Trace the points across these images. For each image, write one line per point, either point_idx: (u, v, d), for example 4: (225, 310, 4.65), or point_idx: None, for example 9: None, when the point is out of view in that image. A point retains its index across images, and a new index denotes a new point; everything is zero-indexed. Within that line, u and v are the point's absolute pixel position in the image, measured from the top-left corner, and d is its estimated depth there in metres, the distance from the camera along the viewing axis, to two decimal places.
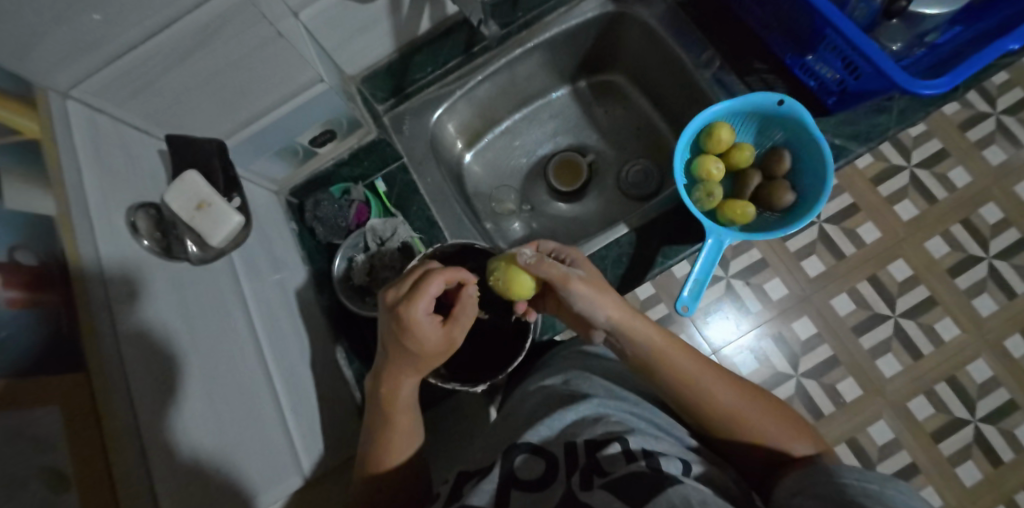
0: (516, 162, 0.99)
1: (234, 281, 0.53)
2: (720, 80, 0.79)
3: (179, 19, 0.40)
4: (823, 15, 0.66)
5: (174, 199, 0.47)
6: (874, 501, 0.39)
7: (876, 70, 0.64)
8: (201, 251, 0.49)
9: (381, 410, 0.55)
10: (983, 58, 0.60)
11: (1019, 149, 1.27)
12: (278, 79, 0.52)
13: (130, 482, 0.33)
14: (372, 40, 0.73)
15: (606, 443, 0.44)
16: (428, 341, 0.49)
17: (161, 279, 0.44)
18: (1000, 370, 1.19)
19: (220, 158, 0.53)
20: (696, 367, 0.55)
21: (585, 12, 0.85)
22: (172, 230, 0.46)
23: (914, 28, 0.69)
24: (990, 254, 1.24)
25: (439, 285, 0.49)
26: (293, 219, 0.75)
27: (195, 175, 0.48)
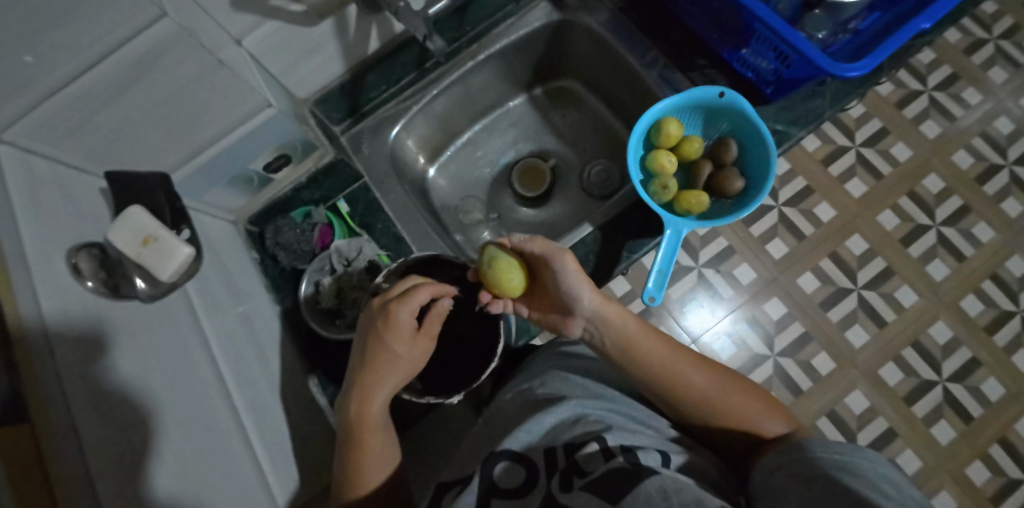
0: (479, 173, 1.00)
1: (192, 317, 0.52)
2: (665, 78, 0.82)
3: (116, 49, 0.39)
4: (748, 10, 0.67)
5: (119, 237, 0.43)
6: (849, 475, 0.41)
7: (802, 58, 0.67)
8: (151, 287, 0.45)
9: (353, 431, 0.54)
10: (898, 39, 0.63)
11: (952, 122, 1.34)
12: (223, 107, 0.51)
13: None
14: (320, 63, 0.72)
15: (585, 444, 0.44)
16: (409, 346, 0.55)
17: (112, 320, 0.42)
18: (959, 331, 1.25)
19: (164, 190, 0.51)
20: (667, 352, 0.56)
21: (532, 23, 0.86)
22: (118, 269, 0.43)
23: (836, 17, 0.70)
24: (937, 222, 1.30)
25: (428, 293, 0.56)
26: (253, 248, 0.73)
27: (139, 210, 0.44)
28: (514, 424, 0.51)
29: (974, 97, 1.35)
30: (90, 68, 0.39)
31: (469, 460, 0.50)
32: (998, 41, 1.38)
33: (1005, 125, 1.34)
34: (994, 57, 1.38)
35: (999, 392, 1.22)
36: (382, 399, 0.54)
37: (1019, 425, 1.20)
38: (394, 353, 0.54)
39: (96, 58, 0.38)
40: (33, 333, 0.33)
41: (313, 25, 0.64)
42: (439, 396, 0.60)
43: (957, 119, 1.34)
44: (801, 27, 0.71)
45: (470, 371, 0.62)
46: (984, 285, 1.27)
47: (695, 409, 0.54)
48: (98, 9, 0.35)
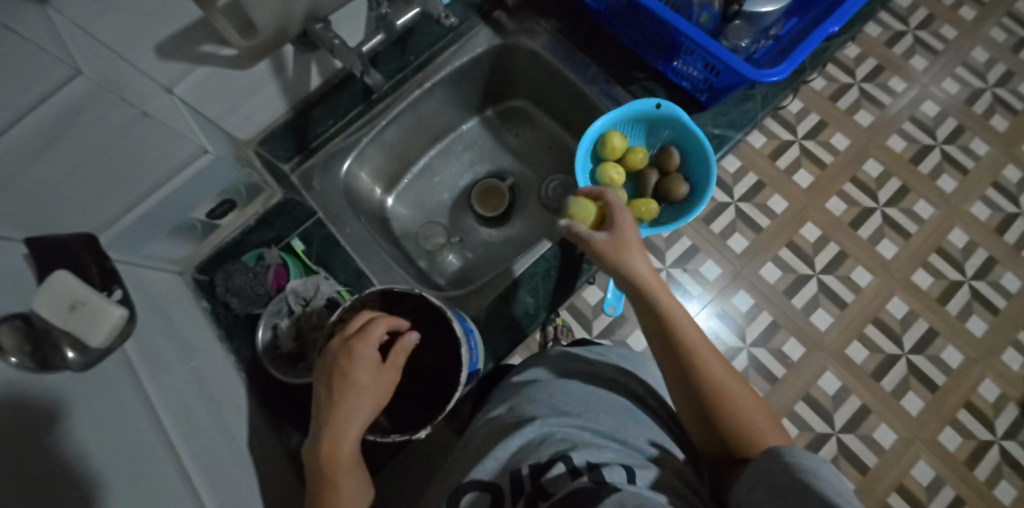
0: (438, 198, 0.99)
1: (134, 381, 0.49)
2: (607, 92, 0.84)
3: (43, 102, 0.37)
4: (673, 26, 0.70)
5: (44, 304, 0.39)
6: (822, 482, 0.42)
7: (727, 67, 0.69)
8: (81, 356, 0.42)
9: (320, 475, 0.52)
10: (810, 44, 0.66)
11: (883, 109, 1.41)
12: (153, 158, 0.50)
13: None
14: (260, 104, 0.71)
15: (550, 465, 0.45)
16: (370, 380, 0.53)
17: (46, 395, 0.38)
18: (915, 304, 1.30)
19: (90, 251, 0.48)
20: (701, 339, 0.58)
21: (474, 48, 0.88)
22: (46, 340, 0.39)
23: (756, 26, 0.73)
24: (881, 203, 1.35)
25: (385, 324, 0.55)
26: (203, 297, 0.70)
27: (65, 274, 0.40)
28: (484, 451, 0.51)
29: (899, 85, 1.43)
30: (15, 124, 0.36)
31: (439, 493, 0.51)
32: (915, 32, 1.47)
33: (931, 109, 1.42)
34: (913, 46, 1.46)
35: (959, 358, 1.27)
36: (351, 439, 0.52)
37: (981, 388, 1.25)
38: (357, 388, 0.52)
39: (18, 115, 0.36)
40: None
41: (248, 68, 0.64)
42: (408, 431, 0.58)
43: (887, 107, 1.41)
44: (723, 38, 0.74)
45: (435, 402, 0.60)
46: (932, 259, 1.32)
47: (707, 394, 0.55)
48: (10, 70, 0.34)
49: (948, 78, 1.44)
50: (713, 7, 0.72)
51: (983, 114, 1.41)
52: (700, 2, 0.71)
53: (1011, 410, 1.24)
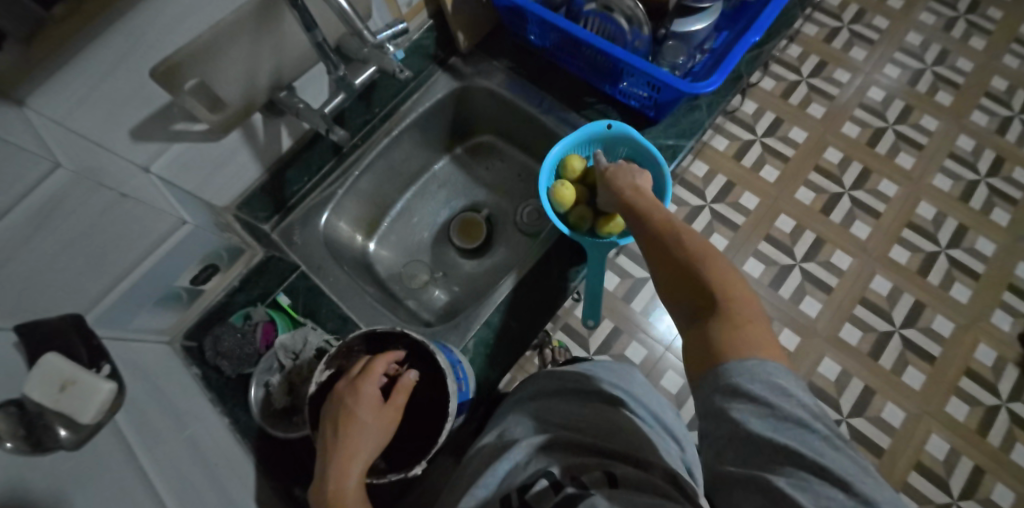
0: (419, 237, 1.02)
1: (129, 455, 0.49)
2: (563, 119, 0.88)
3: (28, 194, 0.40)
4: (610, 54, 0.73)
5: (35, 389, 0.38)
6: (743, 402, 0.43)
7: (666, 84, 0.73)
8: (75, 434, 0.40)
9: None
10: (737, 55, 0.71)
11: (832, 100, 1.48)
12: (136, 234, 0.53)
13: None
14: (236, 171, 0.75)
15: (534, 481, 0.46)
16: (372, 414, 0.55)
17: (39, 474, 0.39)
18: (897, 280, 1.33)
19: (79, 334, 0.45)
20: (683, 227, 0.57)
21: (435, 94, 0.93)
22: (39, 422, 0.38)
23: (690, 44, 0.77)
24: (847, 188, 1.40)
25: (384, 361, 0.58)
26: (193, 364, 0.71)
27: (55, 356, 0.40)
28: (474, 481, 0.52)
29: (844, 76, 1.50)
30: (6, 214, 0.39)
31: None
32: (850, 26, 1.55)
33: (878, 94, 1.48)
34: (851, 39, 1.54)
35: (950, 327, 1.29)
36: (356, 476, 0.51)
37: (978, 354, 1.27)
38: (359, 423, 0.54)
39: (9, 206, 0.39)
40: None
41: (220, 138, 0.67)
42: (403, 469, 0.59)
43: (835, 97, 1.48)
44: (661, 58, 0.78)
45: (428, 439, 0.61)
46: (906, 234, 1.36)
47: (670, 256, 0.55)
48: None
49: (888, 64, 1.51)
50: (644, 32, 0.74)
51: (927, 92, 1.48)
52: (631, 30, 0.74)
53: (1010, 372, 1.25)
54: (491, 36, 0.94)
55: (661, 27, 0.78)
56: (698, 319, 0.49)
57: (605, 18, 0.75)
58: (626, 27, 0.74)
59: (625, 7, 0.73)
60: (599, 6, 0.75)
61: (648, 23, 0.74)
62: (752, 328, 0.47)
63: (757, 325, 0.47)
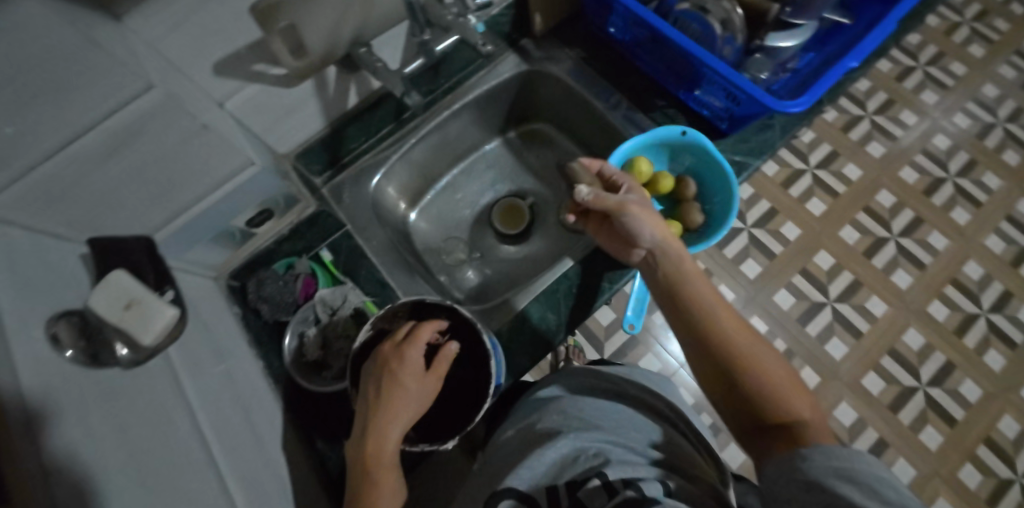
0: (460, 214, 1.01)
1: (174, 381, 0.49)
2: (630, 118, 0.86)
3: (110, 117, 0.41)
4: (697, 57, 0.71)
5: (101, 303, 0.44)
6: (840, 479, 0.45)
7: (749, 97, 0.70)
8: (132, 354, 0.46)
9: (366, 474, 0.53)
10: (832, 76, 0.68)
11: (894, 141, 1.43)
12: (207, 168, 0.53)
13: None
14: (302, 120, 0.75)
15: (585, 480, 0.47)
16: (416, 381, 0.54)
17: (91, 392, 0.40)
18: (931, 336, 1.29)
19: (147, 254, 0.54)
20: (720, 309, 0.63)
21: (502, 73, 0.91)
22: (99, 335, 0.43)
23: (775, 59, 0.76)
24: (894, 234, 1.36)
25: (431, 329, 0.58)
26: (236, 303, 0.72)
27: (122, 276, 0.45)
28: (514, 464, 0.52)
29: (910, 118, 1.45)
30: (83, 135, 0.40)
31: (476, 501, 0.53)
32: (925, 67, 1.50)
33: (943, 142, 1.43)
34: (923, 82, 1.49)
35: (977, 393, 1.25)
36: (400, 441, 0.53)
37: (1001, 425, 1.23)
38: (405, 390, 0.54)
39: (84, 129, 0.40)
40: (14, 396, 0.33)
41: (293, 85, 0.67)
42: (435, 441, 0.60)
43: (898, 139, 1.43)
44: (745, 70, 0.76)
45: (462, 415, 0.60)
46: (947, 291, 1.32)
47: (721, 346, 0.60)
48: (90, 81, 0.38)
49: (959, 113, 1.46)
50: (738, 42, 0.72)
51: (995, 148, 1.43)
52: (723, 37, 0.72)
53: None
54: (567, 22, 0.92)
55: (755, 38, 0.75)
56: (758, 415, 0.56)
57: (696, 20, 0.73)
58: (719, 32, 0.72)
59: (721, 10, 0.71)
60: (692, 5, 0.73)
61: (743, 32, 0.72)
62: (807, 423, 0.54)
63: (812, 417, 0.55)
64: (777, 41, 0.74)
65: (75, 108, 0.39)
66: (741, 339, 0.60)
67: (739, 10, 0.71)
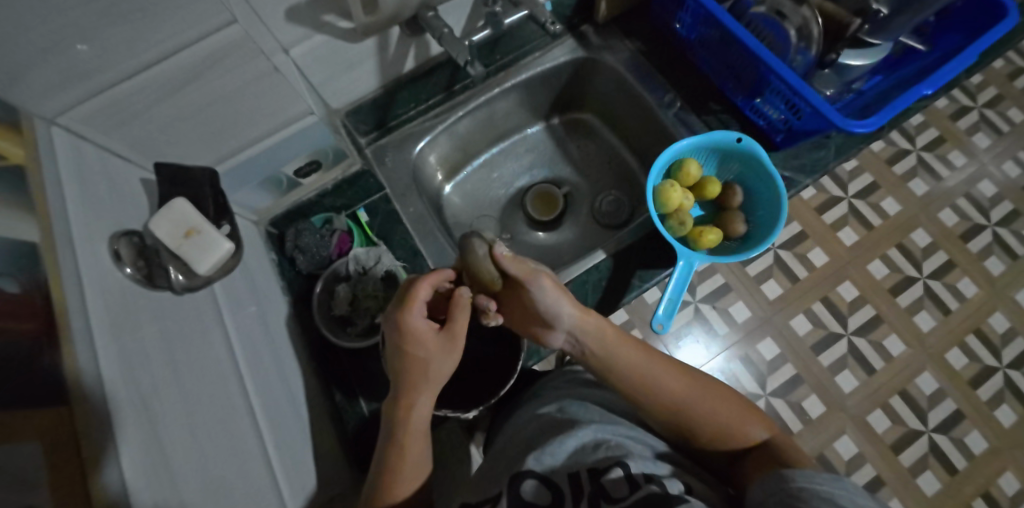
0: (494, 194, 0.99)
1: (216, 310, 0.55)
2: (682, 119, 0.85)
3: (180, 51, 0.42)
4: (767, 62, 0.71)
5: (162, 228, 0.49)
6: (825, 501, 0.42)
7: (814, 111, 0.70)
8: (186, 280, 0.50)
9: (393, 438, 0.54)
10: (905, 101, 0.67)
11: (938, 181, 1.39)
12: (268, 112, 0.54)
13: (104, 493, 0.33)
14: (357, 78, 0.74)
15: (608, 468, 0.48)
16: (429, 343, 0.54)
17: (145, 309, 0.45)
18: (945, 382, 1.25)
19: (212, 186, 0.55)
20: (639, 360, 0.58)
21: (557, 58, 0.89)
22: (155, 258, 0.47)
23: (843, 77, 0.76)
24: (923, 274, 1.32)
25: (428, 286, 0.54)
26: (272, 250, 0.74)
27: (184, 204, 0.50)
28: (536, 447, 0.53)
29: (959, 160, 1.41)
30: (153, 66, 0.42)
31: (496, 479, 0.53)
32: (982, 109, 1.46)
33: (988, 189, 1.40)
34: (978, 123, 1.45)
35: (983, 446, 1.22)
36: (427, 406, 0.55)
37: (1001, 480, 1.21)
38: (422, 356, 0.54)
39: (150, 63, 0.42)
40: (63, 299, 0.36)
41: (357, 41, 0.66)
42: (456, 409, 0.64)
43: (943, 179, 1.39)
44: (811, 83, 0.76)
45: (483, 391, 0.65)
46: (968, 340, 1.29)
47: (659, 409, 0.56)
48: (168, 16, 0.39)
49: (1009, 160, 1.42)
50: (810, 53, 0.72)
51: None
52: (797, 46, 0.72)
53: None
54: (630, 14, 0.91)
55: (831, 52, 0.73)
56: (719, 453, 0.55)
57: (771, 25, 0.73)
58: (793, 41, 0.72)
59: (799, 17, 0.70)
60: (768, 9, 0.73)
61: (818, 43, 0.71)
62: (758, 454, 0.53)
63: (764, 449, 0.53)
64: (848, 59, 0.74)
65: (143, 43, 0.40)
66: (675, 390, 0.56)
67: (819, 20, 0.70)
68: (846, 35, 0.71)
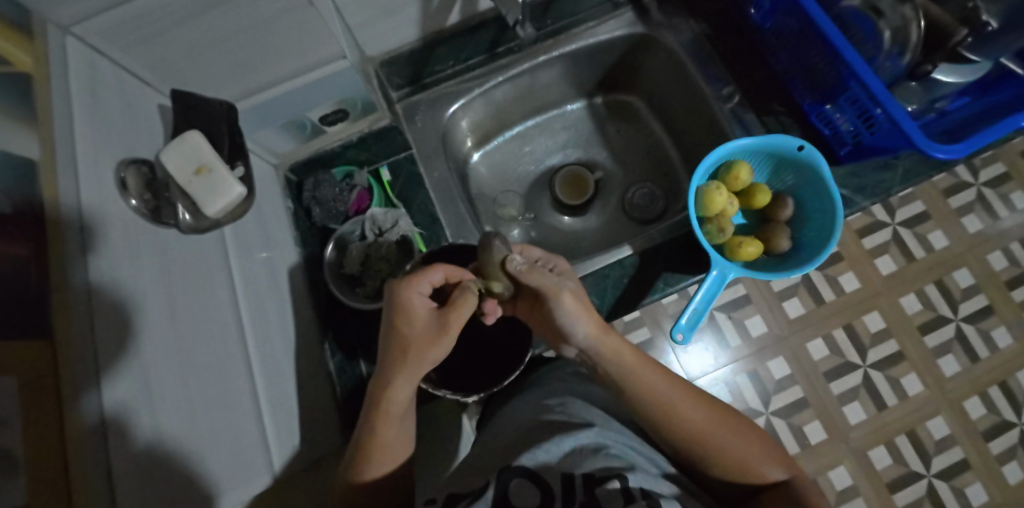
0: (523, 169, 0.94)
1: (223, 255, 0.52)
2: (738, 116, 0.79)
3: None
4: (849, 65, 0.65)
5: (172, 159, 0.46)
6: None
7: (894, 127, 0.64)
8: (193, 220, 0.47)
9: (376, 416, 0.52)
10: (996, 131, 0.62)
11: (995, 221, 1.20)
12: (301, 50, 0.51)
13: (79, 426, 0.31)
14: (397, 25, 0.69)
15: (605, 480, 0.44)
16: (421, 324, 0.51)
17: (147, 243, 0.42)
18: (958, 429, 1.12)
19: (227, 122, 0.51)
20: (660, 383, 0.54)
21: (611, 31, 0.83)
22: (163, 192, 0.44)
23: (929, 93, 0.72)
24: (959, 316, 1.16)
25: (436, 273, 0.52)
26: (289, 197, 0.71)
27: (198, 138, 0.47)
28: (530, 444, 0.50)
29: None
30: None
31: (484, 471, 0.50)
32: None
33: None
34: None
35: (983, 499, 1.10)
36: (409, 389, 0.51)
37: None
38: (407, 335, 0.51)
39: None
40: (67, 220, 0.34)
41: None
42: (456, 391, 0.61)
43: (1000, 219, 1.20)
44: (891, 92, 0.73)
45: (486, 376, 0.63)
46: (990, 390, 1.14)
47: (677, 437, 0.52)
48: None
49: None
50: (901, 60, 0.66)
51: None
52: (888, 50, 0.66)
53: None
54: None
55: (927, 63, 0.68)
56: (735, 487, 0.52)
57: (865, 23, 0.68)
58: (885, 45, 0.66)
59: (898, 17, 0.64)
60: (864, 7, 0.67)
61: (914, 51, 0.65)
62: (777, 493, 0.51)
63: (781, 488, 0.51)
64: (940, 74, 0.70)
65: None
66: (698, 421, 0.52)
67: (921, 23, 0.64)
68: (947, 46, 0.65)
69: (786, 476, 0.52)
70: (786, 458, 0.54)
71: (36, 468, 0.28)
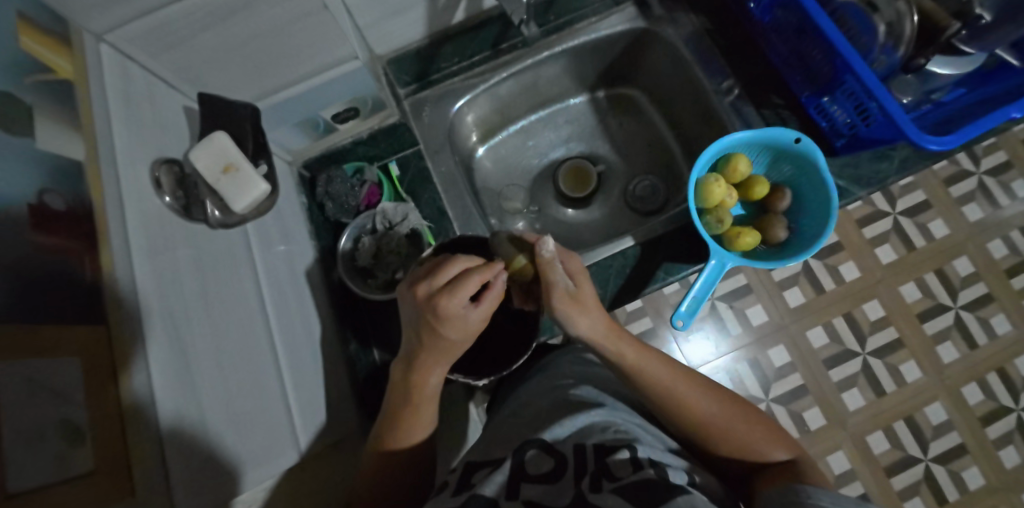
0: (527, 162, 0.96)
1: (246, 248, 0.55)
2: (737, 109, 0.80)
3: None
4: (844, 59, 0.67)
5: (202, 158, 0.48)
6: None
7: (888, 119, 0.66)
8: (222, 216, 0.50)
9: (403, 399, 0.54)
10: (984, 123, 0.64)
11: (996, 210, 1.21)
12: (317, 51, 0.53)
13: (134, 400, 0.34)
14: (405, 23, 0.71)
15: (616, 450, 0.47)
16: (461, 332, 0.51)
17: (179, 236, 0.45)
18: (955, 414, 1.14)
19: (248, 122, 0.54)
20: (669, 374, 0.57)
21: (614, 26, 0.84)
22: (193, 190, 0.47)
23: (924, 84, 0.73)
24: (958, 304, 1.18)
25: (477, 282, 0.50)
26: (303, 192, 0.74)
27: (224, 137, 0.49)
28: (544, 423, 0.53)
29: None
30: None
31: (502, 445, 0.53)
32: None
33: None
34: None
35: (980, 482, 1.13)
36: (440, 373, 0.55)
37: None
38: (461, 340, 0.52)
39: None
40: (109, 216, 0.37)
41: None
42: (465, 376, 0.64)
43: (1001, 208, 1.21)
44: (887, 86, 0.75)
45: (495, 361, 0.66)
46: (989, 376, 1.16)
47: (683, 422, 0.55)
48: None
49: None
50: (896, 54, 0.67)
51: None
52: (883, 44, 0.68)
53: None
54: None
55: (920, 57, 0.69)
56: (741, 468, 0.55)
57: (861, 17, 0.69)
58: (880, 39, 0.68)
59: (892, 12, 0.66)
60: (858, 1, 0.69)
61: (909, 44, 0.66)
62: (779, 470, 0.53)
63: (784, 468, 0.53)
64: (936, 66, 0.72)
65: None
66: (703, 407, 0.55)
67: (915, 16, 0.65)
68: (941, 39, 0.67)
69: (791, 457, 0.54)
70: (790, 442, 0.56)
71: (99, 436, 0.31)
